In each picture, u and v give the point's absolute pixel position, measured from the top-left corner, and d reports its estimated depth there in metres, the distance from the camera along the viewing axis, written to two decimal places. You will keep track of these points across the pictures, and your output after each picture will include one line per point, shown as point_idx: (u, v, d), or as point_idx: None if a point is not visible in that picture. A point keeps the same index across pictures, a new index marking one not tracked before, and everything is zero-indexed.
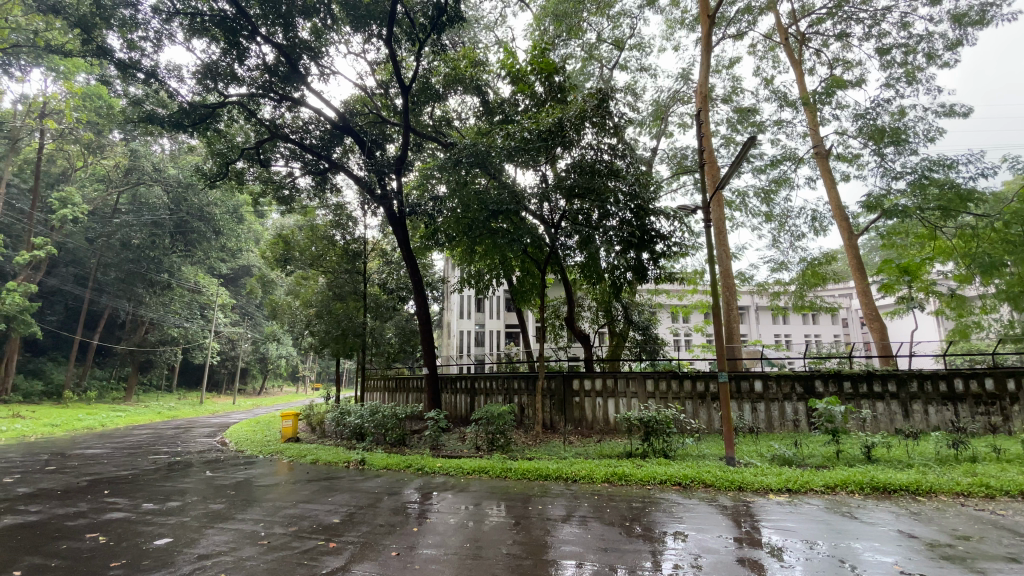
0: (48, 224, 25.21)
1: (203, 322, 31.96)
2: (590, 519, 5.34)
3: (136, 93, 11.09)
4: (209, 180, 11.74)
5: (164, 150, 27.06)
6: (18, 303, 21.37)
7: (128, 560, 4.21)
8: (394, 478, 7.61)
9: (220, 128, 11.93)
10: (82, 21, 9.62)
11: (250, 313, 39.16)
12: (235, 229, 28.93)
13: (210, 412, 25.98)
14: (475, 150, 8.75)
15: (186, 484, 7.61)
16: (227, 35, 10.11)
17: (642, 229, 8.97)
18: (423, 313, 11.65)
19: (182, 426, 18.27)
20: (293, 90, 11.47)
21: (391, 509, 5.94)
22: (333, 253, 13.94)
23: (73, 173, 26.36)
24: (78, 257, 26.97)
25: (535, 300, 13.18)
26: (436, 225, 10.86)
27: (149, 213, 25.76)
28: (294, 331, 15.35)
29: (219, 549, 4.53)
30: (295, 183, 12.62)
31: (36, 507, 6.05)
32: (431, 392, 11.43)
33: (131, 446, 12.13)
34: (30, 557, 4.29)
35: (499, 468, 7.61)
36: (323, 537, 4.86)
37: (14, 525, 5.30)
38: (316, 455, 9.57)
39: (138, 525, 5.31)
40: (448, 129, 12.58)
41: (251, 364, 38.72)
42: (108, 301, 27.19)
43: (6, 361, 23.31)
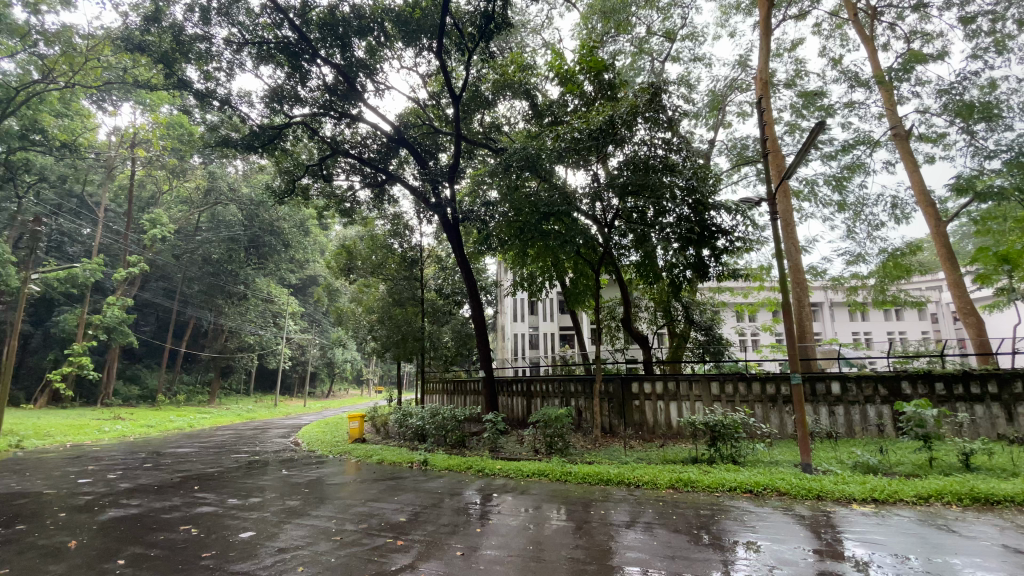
0: (141, 243, 27.86)
1: (276, 330, 34.03)
2: (655, 525, 5.17)
3: (212, 120, 12.02)
4: (278, 197, 12.50)
5: (238, 171, 29.18)
6: (118, 316, 23.72)
7: (216, 552, 4.53)
8: (456, 479, 7.75)
9: (287, 147, 12.68)
10: (164, 57, 10.57)
11: (318, 320, 41.28)
12: (302, 242, 30.45)
13: (284, 415, 27.67)
14: (525, 154, 8.78)
15: (264, 481, 8.11)
16: (290, 61, 10.81)
17: (701, 225, 8.64)
18: (478, 318, 11.79)
19: (259, 427, 19.53)
20: (351, 107, 11.99)
21: (454, 510, 6.03)
22: (392, 261, 14.36)
23: (160, 197, 29.06)
24: (166, 272, 29.57)
25: (590, 302, 12.97)
26: (488, 229, 10.96)
27: (225, 229, 27.97)
28: (358, 337, 15.98)
29: (297, 543, 4.78)
30: (356, 196, 13.24)
31: (137, 502, 6.66)
32: (489, 395, 11.52)
33: (216, 445, 13.12)
34: (133, 547, 4.72)
35: (558, 471, 7.56)
36: (391, 534, 5.02)
37: (118, 518, 5.85)
38: (381, 455, 9.92)
39: (224, 519, 5.72)
40: (497, 134, 12.65)
41: (319, 369, 40.82)
42: (193, 312, 29.63)
43: (108, 368, 25.91)
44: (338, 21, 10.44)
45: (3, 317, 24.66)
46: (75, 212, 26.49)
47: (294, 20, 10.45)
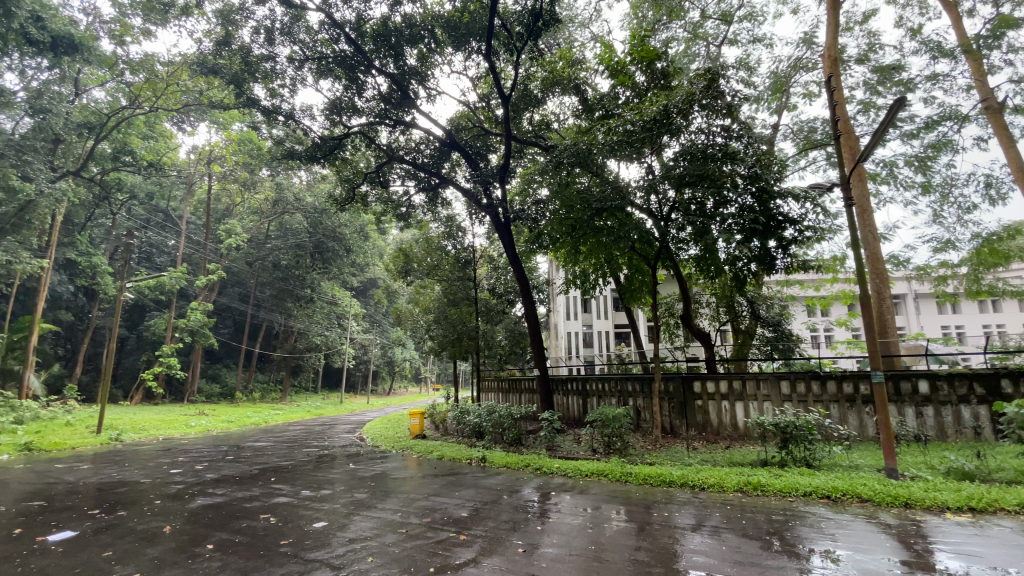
0: (218, 252, 30.11)
1: (341, 330, 35.64)
2: (722, 530, 4.96)
3: (278, 134, 12.74)
4: (339, 205, 13.12)
5: (302, 181, 30.86)
6: (200, 319, 25.76)
7: (292, 540, 4.81)
8: (514, 477, 7.80)
9: (346, 156, 13.26)
10: (235, 78, 11.32)
11: (378, 321, 42.89)
12: (362, 246, 31.68)
13: (349, 411, 29.00)
14: (576, 150, 8.69)
15: (332, 475, 8.54)
16: (348, 73, 11.33)
17: (766, 214, 8.19)
18: (532, 317, 11.79)
19: (327, 423, 20.57)
20: (404, 114, 12.35)
21: (514, 507, 6.07)
22: (446, 262, 14.63)
23: (234, 209, 31.35)
24: (240, 278, 31.73)
25: (646, 298, 12.63)
26: (540, 227, 10.93)
27: (292, 237, 29.88)
28: (416, 337, 16.41)
29: (366, 534, 4.99)
30: (411, 201, 13.69)
31: (222, 491, 7.21)
32: (544, 393, 11.50)
33: (289, 440, 13.95)
34: (220, 533, 5.10)
35: (619, 472, 7.41)
36: (454, 529, 5.12)
37: (207, 505, 6.35)
38: (441, 452, 10.17)
39: (299, 509, 6.07)
40: (547, 132, 12.56)
41: (380, 367, 42.43)
42: (266, 315, 31.64)
43: (193, 368, 28.21)
44: (391, 32, 10.79)
45: (105, 323, 27.47)
46: (162, 225, 29.04)
47: (350, 34, 10.90)
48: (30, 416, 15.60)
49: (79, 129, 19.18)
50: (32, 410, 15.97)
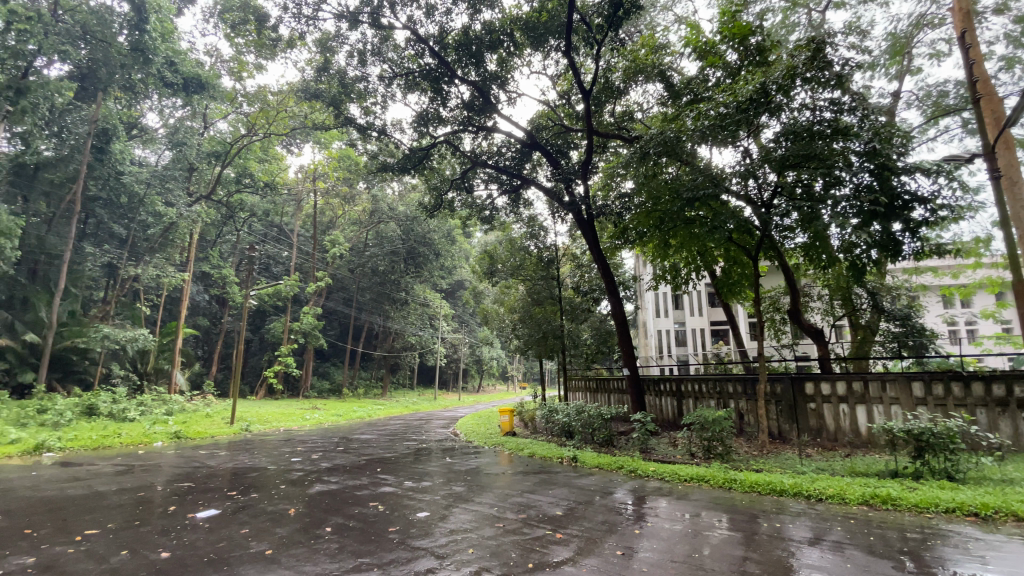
0: (324, 260, 32.96)
1: (432, 330, 37.24)
2: (845, 546, 4.48)
3: (371, 149, 13.64)
4: (428, 212, 13.83)
5: (394, 191, 32.90)
6: (311, 322, 28.39)
7: (399, 527, 5.12)
8: (607, 478, 7.68)
9: (433, 165, 13.87)
10: (334, 100, 12.31)
11: (466, 320, 44.43)
12: (450, 250, 32.99)
13: (443, 407, 30.37)
14: (664, 138, 8.27)
15: (431, 467, 8.98)
16: (433, 85, 11.86)
17: (888, 193, 7.28)
18: (619, 314, 11.50)
19: (423, 418, 21.67)
20: (486, 120, 12.61)
21: (610, 509, 5.98)
22: (529, 262, 14.72)
23: (337, 220, 34.26)
24: (343, 284, 33.37)
25: (746, 293, 11.78)
26: (625, 222, 10.60)
27: (388, 244, 31.77)
28: (503, 336, 16.68)
29: (465, 526, 5.18)
30: (494, 204, 14.01)
31: (335, 479, 7.90)
32: (635, 394, 11.18)
33: (390, 433, 14.91)
34: (336, 518, 5.57)
35: (721, 478, 6.99)
36: (550, 527, 5.15)
37: (323, 491, 6.99)
38: (532, 449, 10.28)
39: (403, 499, 6.46)
40: (631, 123, 12.14)
41: (470, 365, 43.95)
42: (366, 317, 34.08)
43: (305, 366, 31.20)
44: (472, 40, 11.11)
45: (234, 327, 31.25)
46: (277, 238, 32.37)
47: (434, 47, 11.39)
48: (179, 409, 18.15)
49: (209, 158, 22.03)
50: (180, 403, 18.59)
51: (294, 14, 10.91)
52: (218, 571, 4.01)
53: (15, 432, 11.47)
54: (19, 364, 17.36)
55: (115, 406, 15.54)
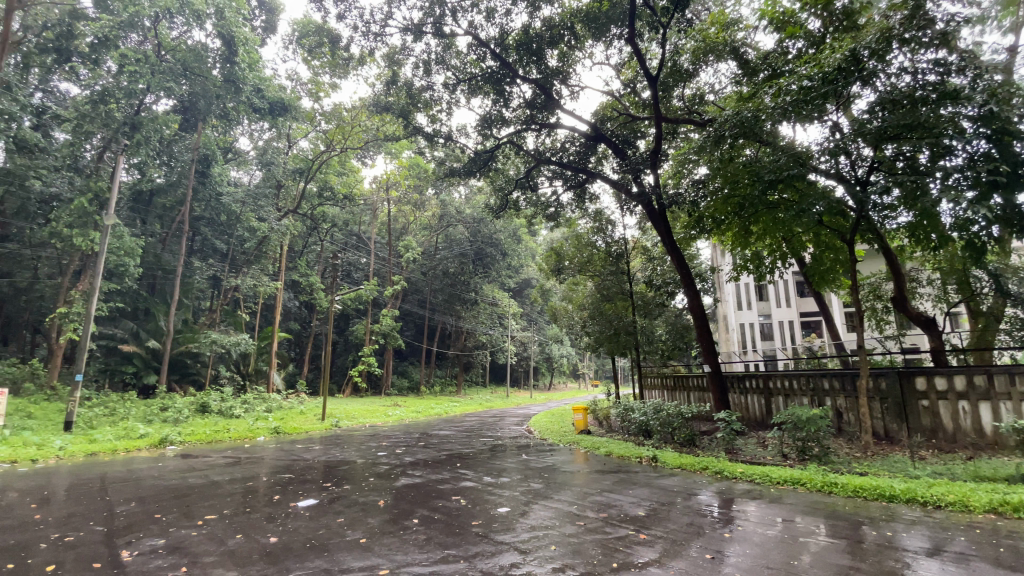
0: (399, 265, 34.50)
1: (502, 329, 37.45)
2: (971, 557, 3.99)
3: (439, 155, 14.08)
4: (495, 213, 14.05)
5: (462, 195, 33.81)
6: (389, 323, 29.84)
7: (482, 521, 5.25)
8: (690, 479, 7.39)
9: (498, 166, 14.01)
10: (403, 111, 12.85)
11: (536, 318, 44.64)
12: (517, 249, 33.20)
13: (516, 404, 30.71)
14: (740, 119, 7.81)
15: (507, 464, 9.10)
16: (495, 88, 12.00)
17: (1010, 160, 6.36)
18: (696, 308, 11.03)
19: (497, 415, 22.06)
20: (549, 116, 12.55)
21: (695, 510, 5.73)
22: (597, 257, 14.47)
23: (409, 227, 35.84)
24: (418, 287, 35.38)
25: (841, 280, 10.80)
26: (700, 211, 10.13)
27: (457, 246, 32.65)
28: (573, 333, 16.38)
29: (546, 523, 5.20)
30: (559, 200, 13.95)
31: (418, 473, 8.25)
32: (718, 391, 10.66)
33: (466, 430, 15.29)
34: (422, 510, 5.82)
35: (819, 482, 6.47)
36: (632, 527, 5.05)
37: (409, 485, 7.33)
38: (609, 449, 10.09)
39: (483, 493, 6.62)
40: (702, 105, 11.53)
41: (541, 363, 44.11)
42: (439, 318, 35.29)
43: (385, 366, 32.87)
44: (532, 38, 11.10)
45: (321, 330, 33.61)
46: (356, 246, 34.33)
47: (495, 50, 11.52)
48: (278, 406, 19.84)
49: (294, 175, 23.81)
50: (278, 401, 20.27)
51: (363, 32, 11.49)
52: (319, 557, 4.32)
53: (145, 428, 13.05)
54: (146, 368, 19.76)
55: (223, 403, 17.26)
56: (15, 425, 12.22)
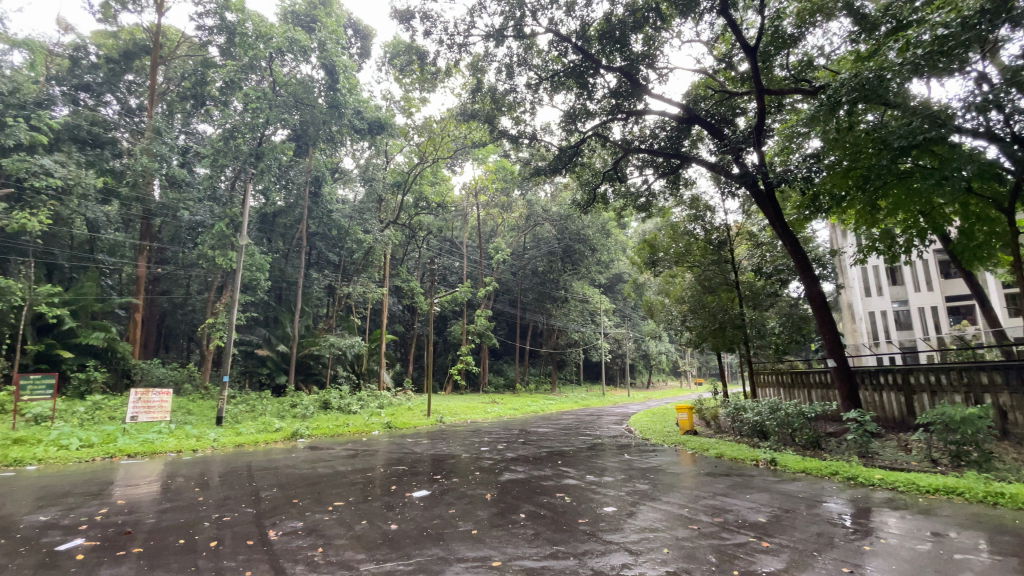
0: (490, 266, 35.38)
1: (595, 326, 36.80)
2: None
3: (524, 156, 14.18)
4: (584, 208, 13.88)
5: (548, 193, 33.81)
6: (484, 323, 30.74)
7: (589, 520, 5.20)
8: (816, 485, 6.70)
9: (584, 160, 13.78)
10: (487, 116, 13.16)
11: (630, 314, 43.33)
12: (606, 244, 32.33)
13: (613, 402, 30.00)
14: (859, 82, 6.91)
15: (609, 463, 8.94)
16: (579, 81, 11.84)
17: None
18: (815, 295, 10.04)
19: (595, 413, 21.74)
20: (637, 103, 12.10)
21: (825, 519, 5.19)
22: (696, 247, 13.55)
23: (499, 229, 36.66)
24: (509, 287, 36.10)
25: (999, 257, 9.16)
26: (816, 187, 9.15)
27: (546, 245, 32.76)
28: (672, 329, 15.66)
29: (656, 525, 5.02)
30: (651, 189, 13.39)
31: (521, 469, 8.38)
32: (845, 387, 9.58)
33: (564, 427, 15.27)
34: (528, 505, 5.90)
35: (981, 492, 5.54)
36: (753, 533, 4.70)
37: (513, 480, 7.48)
38: (719, 450, 9.50)
39: (588, 492, 6.54)
40: (812, 71, 10.42)
41: (638, 360, 42.77)
42: (531, 316, 35.64)
43: (482, 364, 33.93)
44: (615, 26, 10.78)
45: (422, 331, 35.55)
46: (449, 251, 35.82)
47: (577, 42, 11.31)
48: (388, 403, 21.35)
49: (393, 188, 25.55)
50: (388, 398, 21.80)
51: (448, 45, 11.93)
52: (436, 545, 4.57)
53: (280, 423, 14.72)
54: (277, 369, 22.29)
55: (342, 401, 18.93)
56: (180, 419, 14.41)
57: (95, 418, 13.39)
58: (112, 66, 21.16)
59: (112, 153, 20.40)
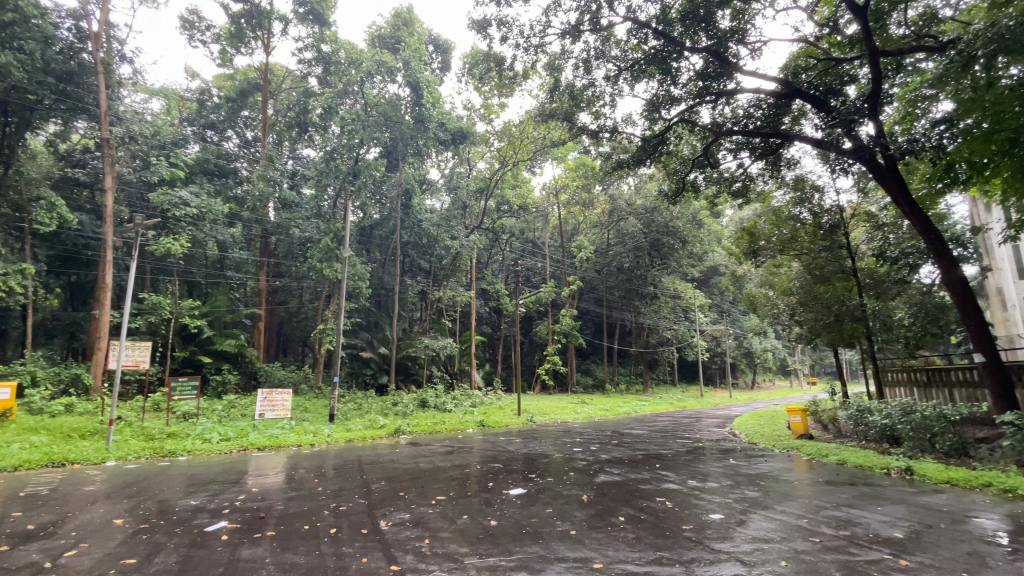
0: (574, 265, 35.10)
1: (689, 323, 34.99)
2: None
3: (605, 150, 13.85)
4: (672, 199, 13.27)
5: (631, 187, 32.79)
6: (570, 323, 30.58)
7: (693, 526, 4.94)
8: (965, 498, 5.79)
9: (670, 149, 13.16)
10: (566, 114, 13.05)
11: (727, 310, 40.67)
12: (698, 235, 30.65)
13: (712, 404, 28.30)
14: (1000, 31, 5.95)
15: (712, 468, 8.43)
16: (661, 68, 11.34)
17: None
18: (955, 280, 8.73)
19: (693, 415, 20.64)
20: (727, 83, 11.34)
21: (979, 537, 4.47)
22: (804, 233, 12.46)
23: (581, 226, 36.32)
24: (594, 285, 35.55)
25: None
26: (950, 156, 7.95)
27: (631, 240, 31.81)
28: (779, 324, 14.49)
29: (770, 535, 4.65)
30: (747, 173, 12.44)
31: (617, 471, 8.18)
32: (998, 386, 8.22)
33: (661, 430, 14.70)
34: (627, 508, 5.74)
35: None
36: (889, 550, 4.17)
37: (609, 482, 7.33)
38: (841, 456, 8.58)
39: (691, 498, 6.21)
40: (939, 24, 9.09)
41: (738, 358, 40.00)
42: (619, 315, 34.79)
43: (570, 365, 33.73)
44: (698, 4, 10.15)
45: (509, 332, 36.14)
46: (533, 252, 36.12)
47: (658, 27, 10.83)
48: (480, 403, 21.95)
49: (477, 194, 26.36)
50: (480, 398, 22.44)
51: (524, 47, 12.02)
52: (535, 542, 4.61)
53: (383, 420, 15.77)
54: (379, 370, 23.90)
55: (438, 399, 19.81)
56: (299, 417, 15.96)
57: (231, 415, 15.25)
58: (231, 105, 24.03)
59: (235, 182, 23.17)
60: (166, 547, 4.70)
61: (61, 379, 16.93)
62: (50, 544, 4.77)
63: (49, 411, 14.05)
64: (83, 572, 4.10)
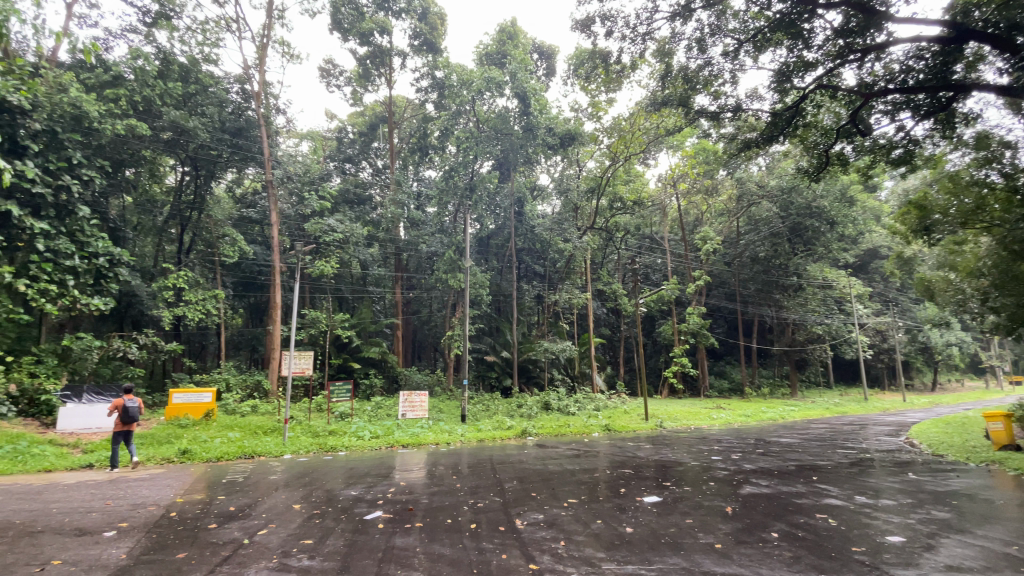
0: (698, 259, 32.87)
1: (844, 316, 30.56)
2: None
3: (729, 132, 12.77)
4: (813, 176, 11.77)
5: (761, 168, 29.82)
6: (697, 321, 28.74)
7: (866, 549, 4.29)
8: None
9: (808, 120, 11.68)
10: (681, 99, 12.32)
11: (893, 299, 34.75)
12: (849, 214, 26.73)
13: (880, 410, 24.33)
14: None
15: (886, 482, 7.24)
16: (789, 33, 10.16)
17: None
18: None
19: (857, 423, 17.91)
20: (876, 35, 9.76)
21: None
22: (995, 200, 9.99)
23: (703, 217, 34.08)
24: (723, 278, 32.98)
25: None
26: None
27: (765, 227, 29.16)
28: (967, 311, 12.01)
29: (970, 564, 3.84)
30: (910, 137, 10.55)
31: (765, 483, 7.42)
32: None
33: (817, 438, 13.01)
34: (780, 524, 5.18)
35: None
36: None
37: (756, 494, 6.68)
38: None
39: (860, 516, 5.38)
40: None
41: (913, 355, 33.86)
42: (755, 310, 31.75)
43: (701, 367, 31.49)
44: None
45: (631, 333, 35.01)
46: (651, 249, 34.69)
47: None
48: (605, 406, 21.51)
49: (589, 194, 26.02)
50: (604, 401, 22.07)
51: (631, 38, 11.62)
52: (675, 553, 4.38)
53: (510, 421, 16.26)
54: (504, 373, 24.72)
55: (562, 403, 19.88)
56: (435, 418, 17.15)
57: (377, 415, 16.91)
58: (363, 138, 26.98)
59: (371, 207, 25.86)
60: (334, 531, 5.35)
61: (247, 385, 20.30)
62: (248, 524, 5.71)
63: (240, 411, 17.03)
64: (273, 549, 4.83)
